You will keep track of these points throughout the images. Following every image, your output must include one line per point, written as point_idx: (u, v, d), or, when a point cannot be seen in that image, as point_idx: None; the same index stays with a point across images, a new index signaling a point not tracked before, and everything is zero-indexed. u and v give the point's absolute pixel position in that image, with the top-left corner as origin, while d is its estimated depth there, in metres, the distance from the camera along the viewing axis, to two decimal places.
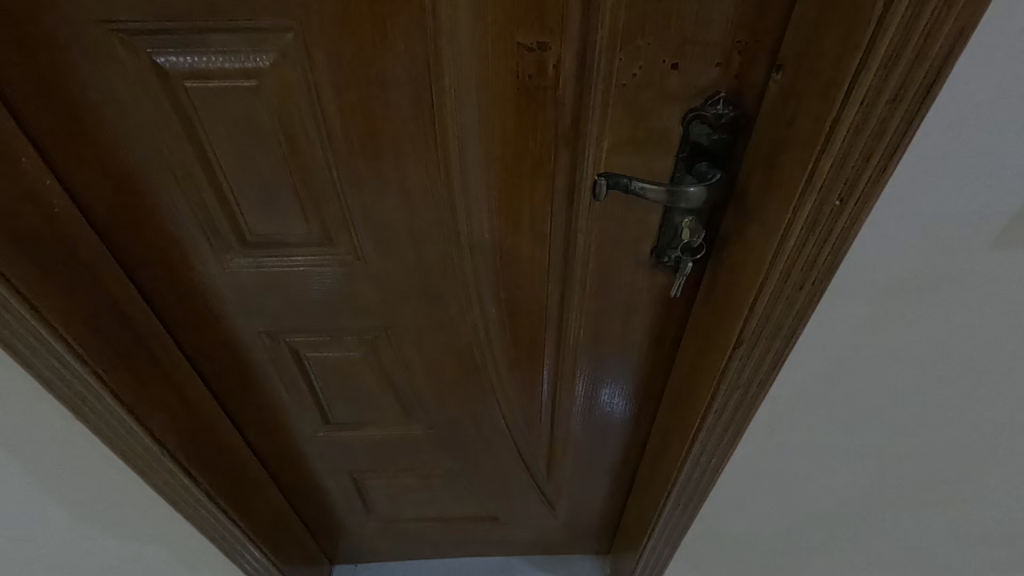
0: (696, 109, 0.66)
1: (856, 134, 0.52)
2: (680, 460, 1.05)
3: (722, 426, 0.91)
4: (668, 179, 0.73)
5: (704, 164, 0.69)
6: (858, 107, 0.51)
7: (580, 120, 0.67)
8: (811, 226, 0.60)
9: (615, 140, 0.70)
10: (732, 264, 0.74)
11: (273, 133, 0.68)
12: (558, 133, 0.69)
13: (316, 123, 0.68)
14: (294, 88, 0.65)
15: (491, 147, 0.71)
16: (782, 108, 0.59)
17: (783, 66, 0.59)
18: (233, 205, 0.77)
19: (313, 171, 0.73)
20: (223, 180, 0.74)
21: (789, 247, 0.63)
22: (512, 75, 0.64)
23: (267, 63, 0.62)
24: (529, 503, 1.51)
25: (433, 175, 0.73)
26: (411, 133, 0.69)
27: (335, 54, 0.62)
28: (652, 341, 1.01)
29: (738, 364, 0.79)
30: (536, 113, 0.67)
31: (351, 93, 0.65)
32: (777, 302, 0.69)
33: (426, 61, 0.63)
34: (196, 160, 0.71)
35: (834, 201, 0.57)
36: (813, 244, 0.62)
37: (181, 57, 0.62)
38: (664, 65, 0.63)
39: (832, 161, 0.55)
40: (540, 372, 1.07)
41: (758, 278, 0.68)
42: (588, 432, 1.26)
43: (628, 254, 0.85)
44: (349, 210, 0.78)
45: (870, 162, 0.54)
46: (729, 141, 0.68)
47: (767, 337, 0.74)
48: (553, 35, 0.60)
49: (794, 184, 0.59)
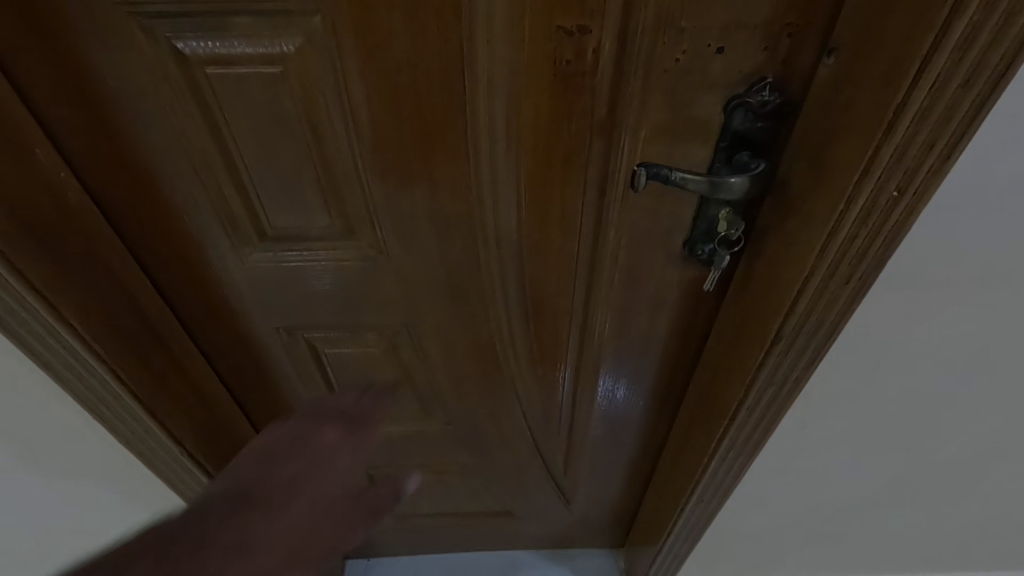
0: (741, 95, 0.63)
1: (920, 121, 0.50)
2: (706, 458, 1.03)
3: (752, 424, 0.89)
4: (706, 170, 0.70)
5: (745, 154, 0.66)
6: (926, 92, 0.48)
7: (617, 108, 0.65)
8: (864, 219, 0.58)
9: (653, 129, 0.67)
10: (769, 258, 0.72)
11: (297, 123, 0.66)
12: (593, 121, 0.66)
13: (342, 112, 0.65)
14: (320, 74, 0.62)
15: (523, 137, 0.68)
16: (835, 95, 0.57)
17: (836, 50, 0.56)
18: (253, 198, 0.74)
19: (337, 162, 0.70)
20: (243, 172, 0.71)
21: (838, 241, 0.61)
22: (550, 60, 0.61)
23: (291, 49, 0.60)
24: (544, 498, 1.50)
25: (462, 166, 0.71)
26: (442, 122, 0.66)
27: (364, 38, 0.59)
28: (677, 335, 0.99)
29: (773, 360, 0.77)
30: (571, 101, 0.65)
31: (380, 80, 0.62)
32: (820, 297, 0.67)
33: (459, 46, 0.60)
34: (216, 150, 0.69)
35: (890, 193, 0.55)
36: (864, 238, 0.59)
37: (201, 43, 0.59)
38: (708, 50, 0.60)
39: (892, 150, 0.52)
40: (561, 367, 1.05)
41: (802, 273, 0.66)
42: (606, 428, 1.24)
43: (658, 248, 0.82)
44: (374, 202, 0.75)
45: (932, 150, 0.51)
46: (772, 129, 0.64)
47: (806, 333, 0.71)
48: (594, 17, 0.57)
49: (847, 175, 0.57)
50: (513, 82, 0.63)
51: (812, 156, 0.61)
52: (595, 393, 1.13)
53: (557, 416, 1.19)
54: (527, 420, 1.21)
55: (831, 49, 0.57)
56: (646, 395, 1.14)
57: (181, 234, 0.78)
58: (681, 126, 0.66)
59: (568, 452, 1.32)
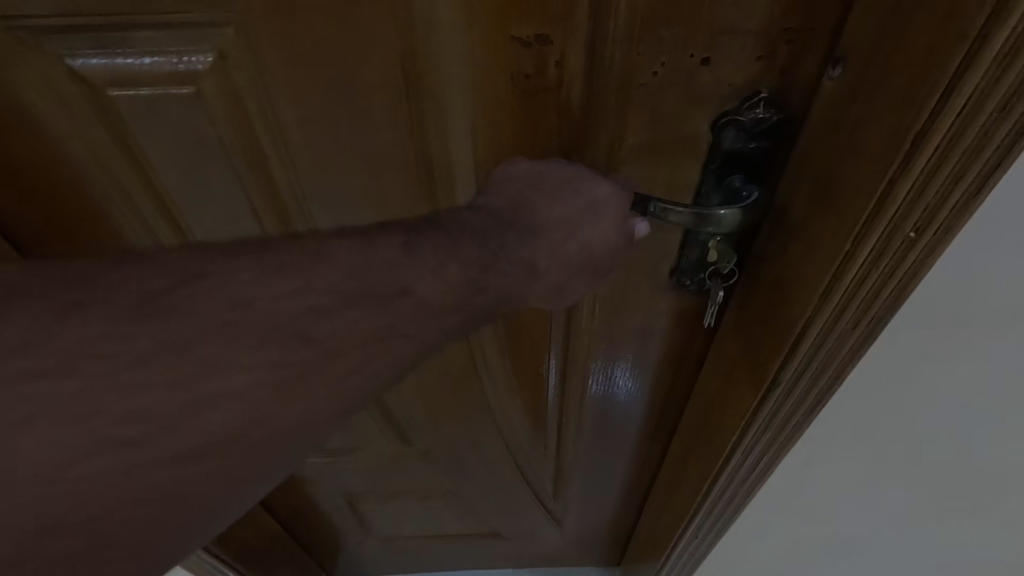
0: (730, 112, 0.53)
1: (946, 152, 0.41)
2: (703, 492, 0.96)
3: (749, 465, 0.81)
4: (694, 194, 0.61)
5: (738, 178, 0.57)
6: (955, 116, 0.40)
7: (588, 127, 0.56)
8: (875, 260, 0.49)
9: (632, 151, 0.57)
10: (764, 296, 0.63)
11: (222, 148, 0.57)
12: (562, 143, 0.58)
13: (273, 137, 0.57)
14: (243, 96, 0.53)
15: (482, 161, 0.59)
16: (841, 116, 0.48)
17: (841, 60, 0.47)
18: (184, 231, 0.66)
19: (274, 190, 0.62)
20: (170, 202, 0.63)
21: (845, 284, 0.52)
22: (508, 75, 0.52)
23: (205, 65, 0.51)
24: (534, 520, 1.43)
25: (416, 193, 0.62)
26: (388, 146, 0.58)
27: (288, 53, 0.50)
28: (668, 366, 0.90)
29: (774, 404, 0.69)
30: (535, 120, 0.56)
31: (310, 100, 0.54)
32: (824, 343, 0.58)
33: (401, 60, 0.51)
34: (137, 180, 0.60)
35: (907, 232, 0.47)
36: (875, 280, 0.51)
37: (99, 59, 0.51)
38: (693, 60, 0.50)
39: (912, 183, 0.44)
40: (543, 393, 0.97)
41: (803, 317, 0.58)
42: (596, 453, 1.16)
43: (643, 275, 0.73)
44: (320, 233, 0.67)
45: (959, 185, 0.43)
46: (770, 151, 0.55)
47: (808, 376, 0.63)
48: (556, 24, 0.49)
49: (856, 211, 0.48)
50: (467, 100, 0.54)
51: (814, 185, 0.52)
52: (583, 418, 1.05)
53: (544, 441, 1.12)
54: (511, 445, 1.13)
55: (837, 59, 0.48)
56: (639, 421, 1.05)
57: None
58: (663, 148, 0.57)
59: (558, 476, 1.25)
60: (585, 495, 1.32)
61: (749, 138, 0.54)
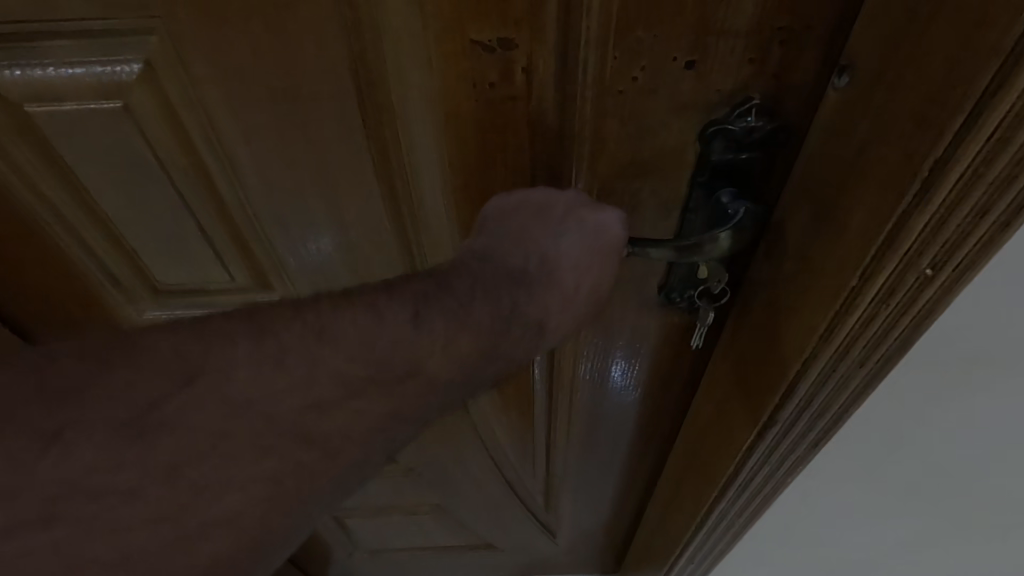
0: (719, 121, 0.48)
1: (971, 184, 0.36)
2: (698, 522, 0.91)
3: (746, 496, 0.77)
4: (681, 208, 0.56)
5: (728, 193, 0.51)
6: (982, 145, 0.34)
7: (562, 139, 0.51)
8: (887, 297, 0.44)
9: (611, 164, 0.52)
10: (761, 327, 0.58)
11: (162, 166, 0.52)
12: (534, 158, 0.52)
13: (218, 154, 0.52)
14: (180, 109, 0.48)
15: (448, 177, 0.54)
16: (848, 130, 0.42)
17: (848, 68, 0.42)
18: (133, 251, 0.61)
19: (223, 209, 0.57)
20: (112, 223, 0.58)
21: (851, 322, 0.47)
22: (471, 84, 0.47)
23: (131, 76, 0.46)
24: (527, 532, 1.39)
25: (380, 209, 0.58)
26: (345, 163, 0.53)
27: (221, 62, 0.45)
28: (659, 386, 0.85)
29: (773, 439, 0.64)
30: (504, 134, 0.50)
31: (252, 113, 0.48)
32: (828, 380, 0.53)
33: (351, 69, 0.46)
34: (73, 200, 0.55)
35: (924, 268, 0.41)
36: (885, 317, 0.46)
37: (14, 71, 0.46)
38: (675, 65, 0.45)
39: (929, 218, 0.38)
40: (529, 410, 0.93)
41: (803, 355, 0.52)
42: (587, 470, 1.12)
43: (629, 293, 0.68)
44: (279, 253, 0.62)
45: (986, 219, 0.37)
46: (762, 162, 0.50)
47: (810, 411, 0.59)
48: (520, 26, 0.43)
49: (865, 245, 0.42)
50: (428, 112, 0.49)
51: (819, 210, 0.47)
52: (572, 435, 1.00)
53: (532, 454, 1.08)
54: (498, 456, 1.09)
55: (842, 66, 0.42)
56: (630, 438, 1.01)
57: (55, 292, 0.65)
58: (646, 161, 0.52)
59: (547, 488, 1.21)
60: (575, 507, 1.28)
61: (740, 148, 0.49)
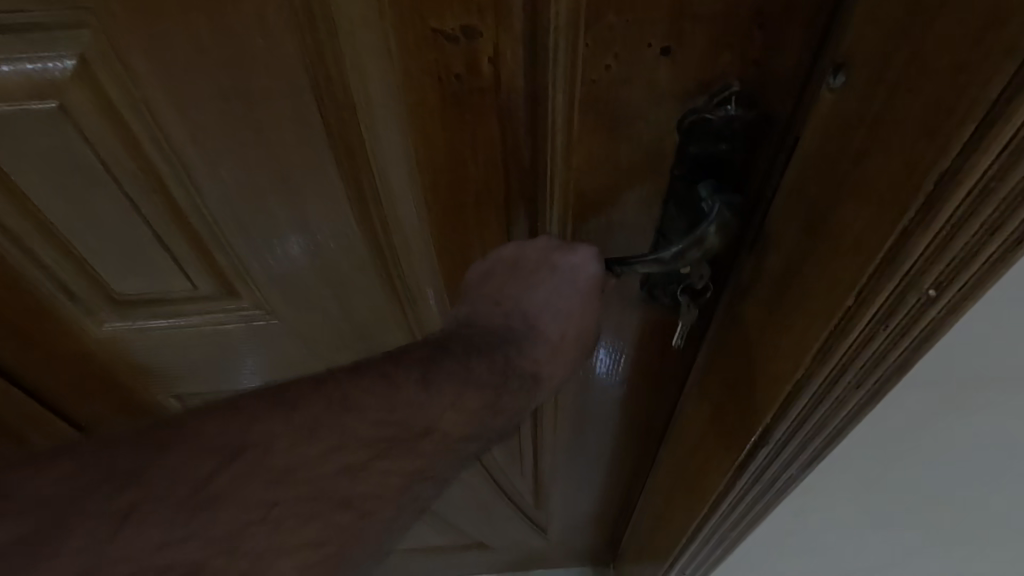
0: (698, 110, 0.46)
1: (982, 200, 0.33)
2: (690, 536, 0.89)
3: (737, 513, 0.75)
4: (661, 202, 0.53)
5: (708, 186, 0.49)
6: (995, 158, 0.31)
7: (535, 133, 0.48)
8: (887, 319, 0.41)
9: (588, 159, 0.49)
10: (753, 338, 0.55)
11: (108, 169, 0.49)
12: (507, 152, 0.50)
13: (169, 155, 0.49)
14: (124, 108, 0.45)
15: (417, 175, 0.51)
16: (847, 135, 0.39)
17: (844, 67, 0.39)
18: (86, 262, 0.58)
19: (178, 215, 0.53)
20: (59, 232, 0.54)
21: (849, 344, 0.44)
22: (436, 75, 0.44)
23: (65, 74, 0.42)
24: (518, 530, 1.38)
25: (346, 212, 0.55)
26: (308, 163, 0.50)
27: (163, 56, 0.42)
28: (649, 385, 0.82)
29: (765, 459, 0.61)
30: (474, 128, 0.48)
31: (202, 110, 0.45)
32: (823, 402, 0.50)
33: (304, 63, 0.43)
34: (15, 208, 0.52)
35: (927, 290, 0.38)
36: (884, 337, 0.43)
37: None
38: (650, 51, 0.42)
39: (935, 236, 0.35)
40: None
41: (797, 375, 0.50)
42: (577, 469, 1.10)
43: (611, 291, 0.66)
44: (242, 259, 0.59)
45: (996, 237, 0.34)
46: (744, 153, 0.47)
47: (804, 429, 0.55)
48: (483, 13, 0.40)
49: (867, 258, 0.39)
50: (392, 106, 0.46)
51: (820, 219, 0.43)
52: (562, 432, 0.98)
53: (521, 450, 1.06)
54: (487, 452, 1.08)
55: (839, 64, 0.39)
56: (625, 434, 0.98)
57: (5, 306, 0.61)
58: (625, 156, 0.49)
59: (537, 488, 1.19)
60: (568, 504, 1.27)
61: (720, 139, 0.46)
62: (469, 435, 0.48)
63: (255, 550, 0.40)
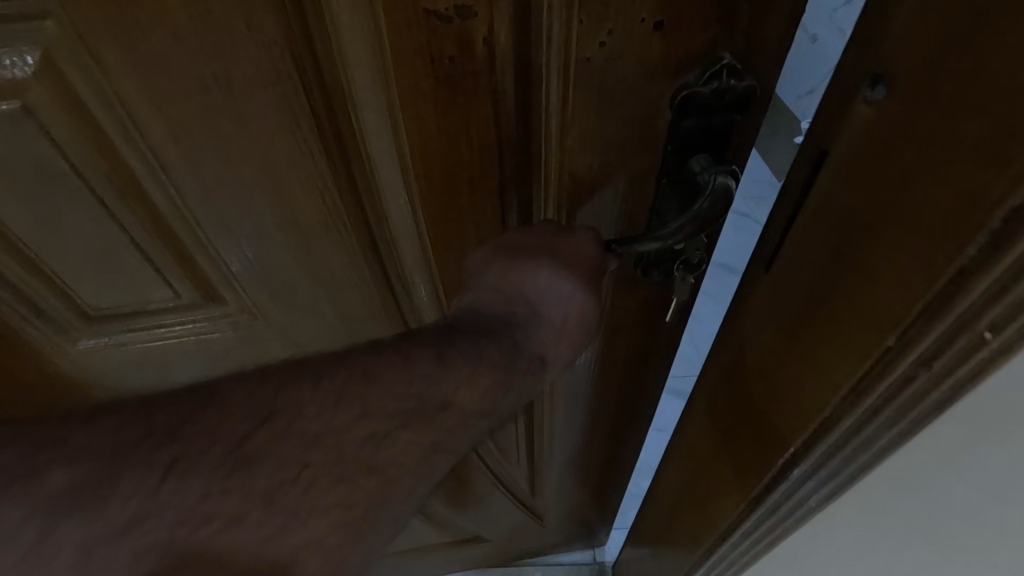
0: (690, 84, 0.47)
1: None
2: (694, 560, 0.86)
3: (744, 550, 0.71)
4: (654, 178, 0.54)
5: (702, 157, 0.50)
6: None
7: (528, 113, 0.48)
8: (930, 364, 0.38)
9: (583, 136, 0.50)
10: (773, 359, 0.52)
11: (76, 175, 0.46)
12: (501, 135, 0.50)
13: (142, 155, 0.46)
14: (91, 104, 0.43)
15: (411, 164, 0.51)
16: (885, 150, 0.37)
17: (886, 80, 0.37)
18: (53, 277, 0.54)
19: (153, 220, 0.51)
20: (23, 245, 0.51)
21: (886, 385, 0.41)
22: (427, 58, 0.44)
23: (29, 71, 0.40)
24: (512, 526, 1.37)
25: (338, 207, 0.53)
26: (292, 158, 0.48)
27: (134, 47, 0.40)
28: (642, 370, 0.82)
29: (781, 497, 0.58)
30: (466, 112, 0.48)
31: (178, 105, 0.44)
32: (850, 446, 0.47)
33: (288, 53, 0.42)
34: None
35: (978, 335, 0.35)
36: (929, 387, 0.39)
37: None
38: (643, 25, 0.43)
39: (996, 277, 0.32)
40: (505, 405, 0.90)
41: (826, 409, 0.47)
42: (568, 462, 1.09)
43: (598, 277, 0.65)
44: (226, 262, 0.57)
45: None
46: (735, 124, 0.48)
47: (833, 479, 0.51)
48: None
49: (911, 295, 0.37)
50: (382, 93, 0.45)
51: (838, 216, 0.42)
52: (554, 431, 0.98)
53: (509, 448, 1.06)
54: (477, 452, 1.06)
55: (876, 76, 0.37)
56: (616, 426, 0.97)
57: None
58: (621, 133, 0.50)
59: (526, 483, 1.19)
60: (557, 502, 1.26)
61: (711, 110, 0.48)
62: (485, 409, 0.47)
63: (291, 509, 0.39)
